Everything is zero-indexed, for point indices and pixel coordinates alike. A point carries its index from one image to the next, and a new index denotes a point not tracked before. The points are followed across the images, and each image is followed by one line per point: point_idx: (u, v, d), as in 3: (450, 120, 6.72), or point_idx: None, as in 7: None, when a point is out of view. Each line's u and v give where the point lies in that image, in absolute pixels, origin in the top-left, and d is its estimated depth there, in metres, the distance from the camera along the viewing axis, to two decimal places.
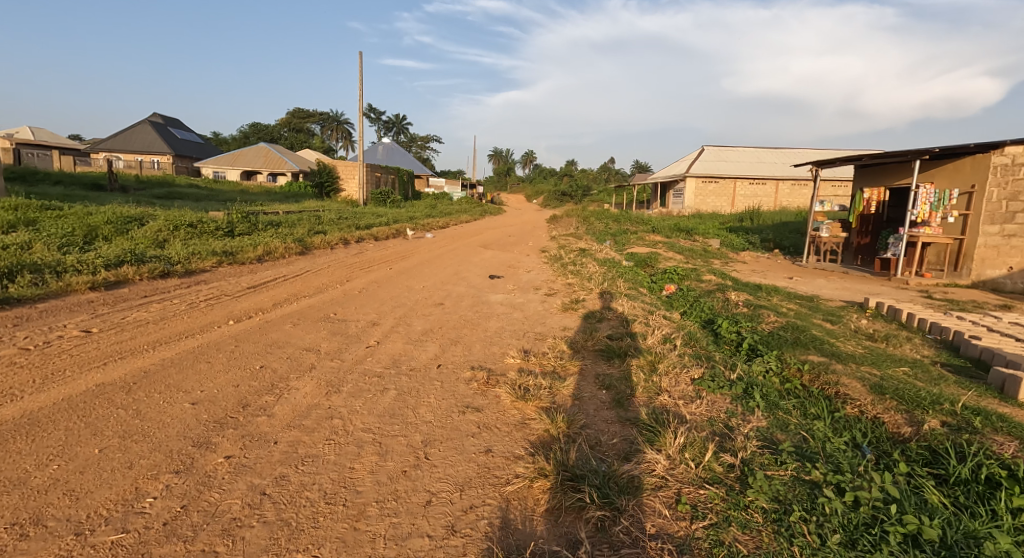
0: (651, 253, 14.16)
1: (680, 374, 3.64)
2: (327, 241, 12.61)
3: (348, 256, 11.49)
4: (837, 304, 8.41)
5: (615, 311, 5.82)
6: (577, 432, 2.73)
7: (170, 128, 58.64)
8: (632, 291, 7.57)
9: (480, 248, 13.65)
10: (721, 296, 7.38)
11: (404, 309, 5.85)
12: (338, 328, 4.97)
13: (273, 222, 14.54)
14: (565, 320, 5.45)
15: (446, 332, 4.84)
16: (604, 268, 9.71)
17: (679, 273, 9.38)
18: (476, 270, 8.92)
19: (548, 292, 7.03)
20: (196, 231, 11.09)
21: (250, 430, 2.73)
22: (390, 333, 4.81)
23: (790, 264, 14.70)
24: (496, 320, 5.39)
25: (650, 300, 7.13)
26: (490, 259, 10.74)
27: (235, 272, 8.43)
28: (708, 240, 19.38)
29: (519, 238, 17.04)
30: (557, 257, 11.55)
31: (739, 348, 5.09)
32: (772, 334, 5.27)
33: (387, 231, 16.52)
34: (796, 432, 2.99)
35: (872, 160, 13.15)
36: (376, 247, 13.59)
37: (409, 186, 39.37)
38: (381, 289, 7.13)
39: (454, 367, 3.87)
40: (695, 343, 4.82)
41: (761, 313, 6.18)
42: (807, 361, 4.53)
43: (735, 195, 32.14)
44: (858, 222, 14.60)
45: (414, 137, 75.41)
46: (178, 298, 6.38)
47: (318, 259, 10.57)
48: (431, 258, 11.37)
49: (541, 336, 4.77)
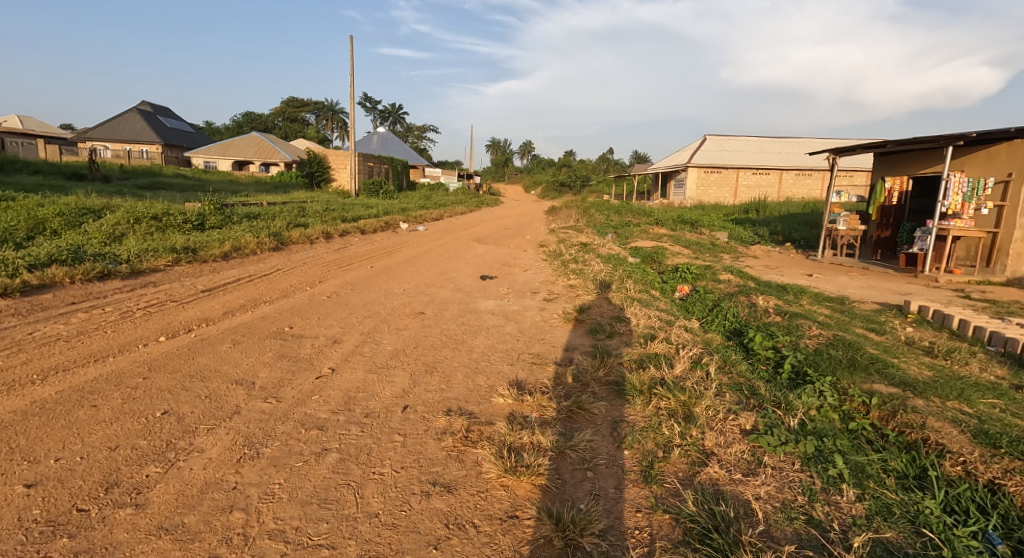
0: (657, 248, 13.21)
1: (726, 422, 2.72)
2: (307, 235, 11.62)
3: (328, 252, 10.51)
4: (871, 307, 7.50)
5: (629, 323, 4.89)
6: (595, 544, 1.81)
7: (160, 117, 57.33)
8: (643, 295, 6.63)
9: (473, 242, 12.65)
10: (745, 301, 6.45)
11: (375, 320, 4.89)
12: (288, 349, 4.01)
13: (252, 215, 13.52)
14: (568, 336, 4.51)
15: (421, 355, 3.89)
16: (609, 266, 8.76)
17: (693, 272, 8.43)
18: (467, 269, 7.97)
19: (547, 298, 6.09)
20: (161, 224, 10.10)
21: (95, 540, 1.78)
22: (351, 356, 3.86)
23: (805, 259, 13.80)
24: (485, 336, 4.46)
25: (665, 307, 6.18)
26: (483, 256, 9.77)
27: (194, 272, 7.47)
28: (715, 233, 18.42)
29: (516, 231, 16.09)
30: (557, 252, 10.61)
31: (781, 371, 4.18)
32: (819, 353, 4.34)
33: (376, 224, 15.53)
34: (911, 525, 2.07)
35: (897, 147, 12.18)
36: (361, 242, 12.60)
37: (404, 176, 38.26)
38: (355, 294, 6.17)
39: (424, 411, 2.93)
40: (731, 367, 3.89)
41: (799, 323, 5.24)
42: (874, 391, 3.63)
43: (738, 186, 31.15)
44: (877, 214, 13.68)
45: (410, 127, 74.07)
46: (112, 305, 5.41)
47: (294, 256, 9.59)
48: (419, 254, 10.41)
49: (540, 360, 3.83)
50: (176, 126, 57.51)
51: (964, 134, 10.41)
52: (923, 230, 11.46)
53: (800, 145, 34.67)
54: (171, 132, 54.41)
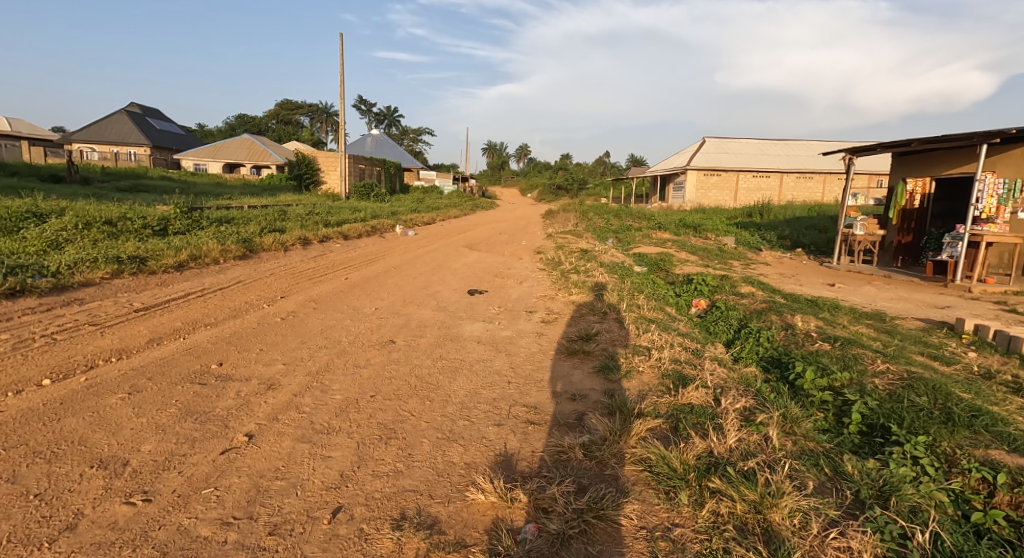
0: (662, 255, 12.27)
1: (830, 552, 1.74)
2: (281, 241, 10.60)
3: (302, 261, 9.50)
4: (915, 325, 6.57)
5: (650, 356, 3.91)
6: None
7: (149, 118, 56.20)
8: (658, 314, 5.67)
9: (465, 249, 11.69)
10: (777, 321, 5.49)
11: (333, 353, 3.90)
12: (202, 399, 3.00)
13: (225, 219, 12.48)
14: (574, 377, 3.53)
15: (378, 412, 2.89)
16: (614, 277, 7.80)
17: (709, 284, 7.49)
18: (453, 283, 6.99)
19: (546, 319, 5.11)
20: (115, 229, 9.06)
21: None
22: (284, 412, 2.85)
23: (820, 267, 12.91)
24: (468, 378, 3.47)
25: (686, 329, 5.22)
26: (473, 265, 8.79)
27: (137, 285, 6.44)
28: (720, 238, 17.53)
29: (512, 236, 15.13)
30: (555, 261, 9.66)
31: (851, 424, 3.23)
32: (897, 399, 3.38)
33: (361, 228, 14.53)
34: None
35: (922, 146, 11.29)
36: (342, 248, 11.61)
37: (397, 178, 37.34)
38: (316, 315, 5.16)
39: (365, 521, 1.94)
40: (793, 424, 2.92)
41: (855, 353, 4.28)
42: (993, 463, 2.68)
43: (738, 189, 30.33)
44: (898, 218, 12.81)
45: (404, 129, 73.18)
46: (9, 333, 4.36)
47: (261, 265, 8.58)
48: (404, 262, 9.42)
49: (538, 419, 2.84)
50: (165, 128, 56.28)
51: (1002, 131, 9.51)
52: (953, 236, 10.58)
53: (801, 147, 33.91)
54: (159, 133, 53.29)
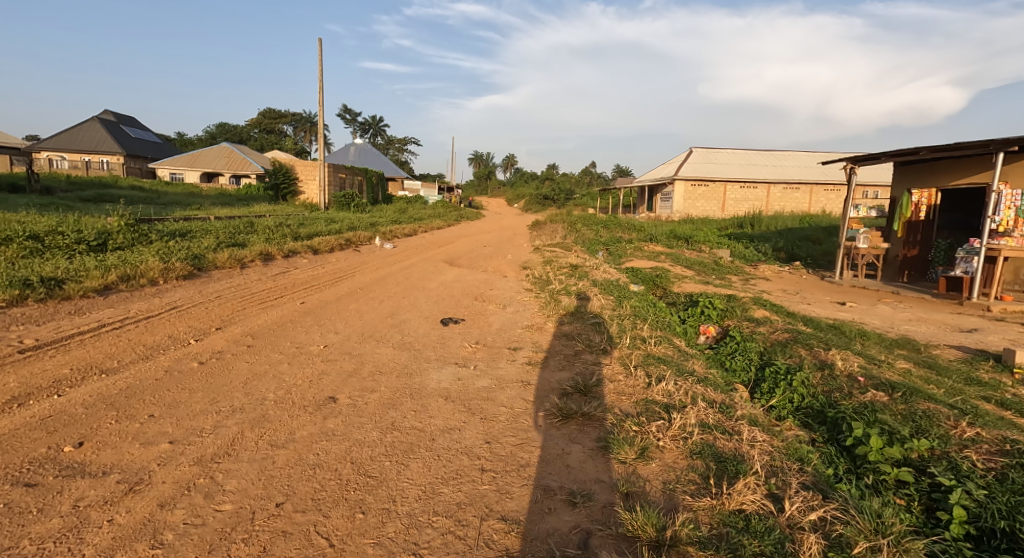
0: (657, 270, 11.42)
1: None
2: (238, 257, 9.53)
3: (258, 280, 8.44)
4: (953, 356, 5.75)
5: (670, 420, 2.97)
6: None
7: (123, 126, 54.40)
8: (668, 350, 4.74)
9: (445, 265, 10.73)
10: (809, 358, 4.60)
11: (248, 421, 2.88)
12: (7, 520, 1.94)
13: (180, 232, 11.32)
14: (572, 459, 2.57)
15: (276, 542, 1.89)
16: (610, 299, 6.92)
17: (717, 307, 6.63)
18: (426, 309, 6.02)
19: (533, 361, 4.15)
20: (40, 245, 7.92)
21: None
22: (127, 546, 1.84)
23: (822, 283, 12.23)
24: (426, 464, 2.49)
25: (703, 371, 4.33)
26: (451, 285, 7.84)
27: (40, 315, 5.34)
28: (714, 250, 16.81)
29: (497, 250, 14.22)
30: (543, 279, 8.75)
31: (959, 532, 2.32)
32: (1017, 489, 2.49)
33: (333, 241, 13.47)
34: None
35: (931, 154, 10.65)
36: (309, 265, 10.57)
37: (379, 188, 36.28)
38: (247, 356, 4.13)
39: None
40: (897, 546, 1.99)
41: (925, 409, 3.40)
42: None
43: (726, 199, 29.85)
44: (903, 231, 12.16)
45: (388, 139, 72.28)
46: None
47: (208, 286, 7.50)
48: (374, 281, 8.43)
49: (521, 551, 1.88)
50: (140, 135, 54.56)
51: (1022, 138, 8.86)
52: (968, 250, 9.83)
53: (788, 158, 33.66)
54: (133, 141, 51.54)
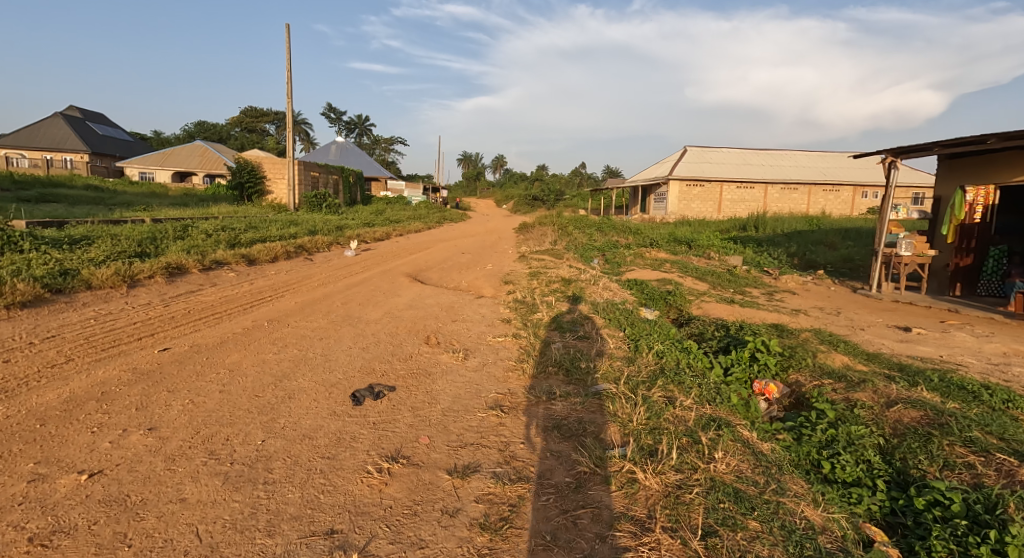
0: (667, 284, 9.43)
1: None
2: (130, 272, 7.28)
3: (141, 307, 6.20)
4: None
5: None
6: None
7: (91, 123, 51.55)
8: (741, 462, 2.65)
9: (405, 280, 8.61)
10: (997, 484, 2.59)
11: None
12: None
13: (75, 237, 9.04)
14: None
15: None
16: (618, 340, 4.87)
17: (776, 351, 4.59)
18: (338, 368, 3.85)
19: (492, 521, 2.04)
20: None
21: None
22: None
23: (859, 299, 10.35)
24: None
25: (822, 521, 2.27)
26: (400, 315, 5.74)
27: None
28: (724, 257, 14.89)
29: (476, 258, 12.17)
30: (526, 302, 6.66)
31: None
32: None
33: (278, 248, 11.22)
34: None
35: (1002, 143, 8.71)
36: (236, 280, 8.37)
37: (357, 188, 34.08)
38: None
39: None
40: None
41: None
42: None
43: (722, 200, 28.06)
44: (954, 235, 10.27)
45: (374, 139, 70.08)
46: None
47: (50, 321, 5.26)
48: (300, 307, 6.27)
49: None
50: (108, 132, 51.49)
51: None
52: None
53: (787, 157, 31.98)
54: (101, 139, 48.74)
